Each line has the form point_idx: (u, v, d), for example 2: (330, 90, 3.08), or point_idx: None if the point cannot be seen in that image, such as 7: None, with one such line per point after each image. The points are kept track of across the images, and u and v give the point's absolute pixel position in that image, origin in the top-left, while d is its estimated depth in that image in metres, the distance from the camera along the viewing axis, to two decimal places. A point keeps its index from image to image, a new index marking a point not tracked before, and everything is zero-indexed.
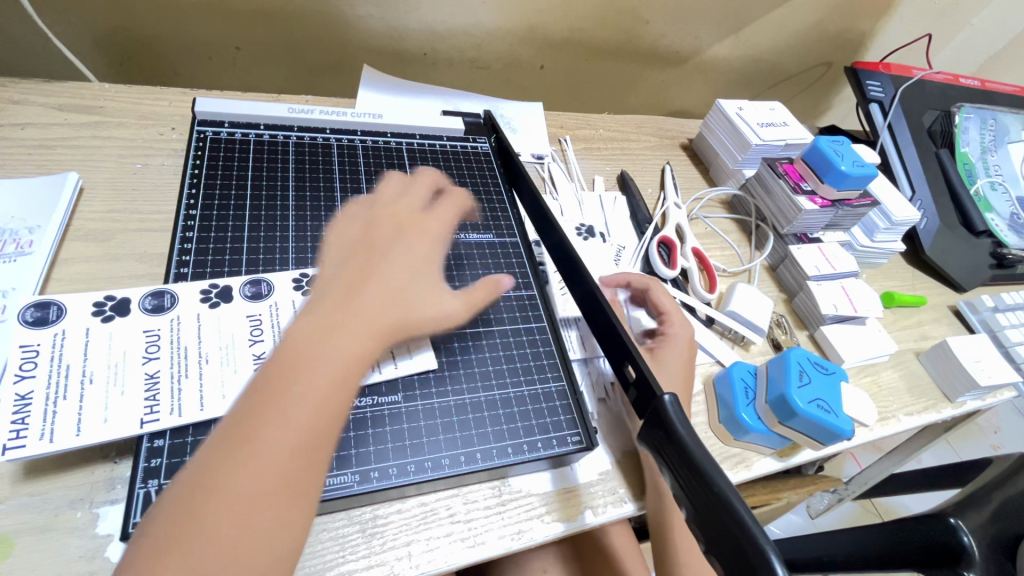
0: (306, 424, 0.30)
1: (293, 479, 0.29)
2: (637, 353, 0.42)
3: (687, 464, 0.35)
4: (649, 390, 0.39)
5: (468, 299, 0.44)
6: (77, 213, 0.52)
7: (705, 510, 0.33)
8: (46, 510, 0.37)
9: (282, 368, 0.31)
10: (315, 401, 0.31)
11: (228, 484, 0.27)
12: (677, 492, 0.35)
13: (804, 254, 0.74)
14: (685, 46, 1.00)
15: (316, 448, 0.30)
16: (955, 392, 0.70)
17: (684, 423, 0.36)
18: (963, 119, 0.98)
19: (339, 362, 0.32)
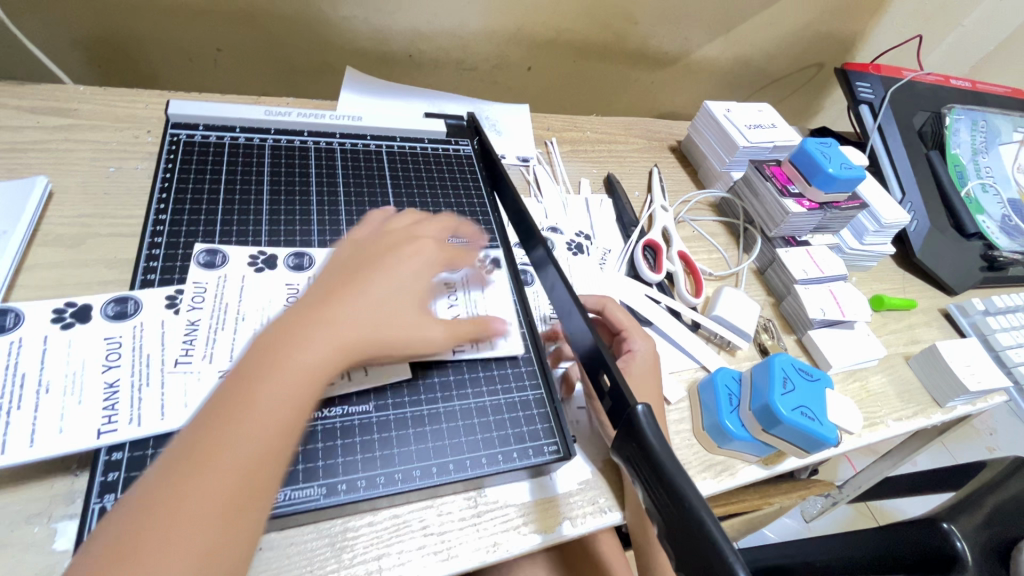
0: (261, 441, 0.32)
1: (246, 496, 0.31)
2: (612, 361, 0.40)
3: (659, 478, 0.33)
4: (624, 400, 0.38)
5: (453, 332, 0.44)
6: (46, 218, 0.51)
7: (673, 524, 0.32)
8: (0, 526, 0.36)
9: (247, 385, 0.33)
10: (272, 422, 0.33)
11: (182, 497, 0.29)
12: (649, 506, 0.34)
13: (791, 257, 0.73)
14: (674, 47, 0.99)
15: (267, 465, 0.32)
16: (945, 397, 0.69)
17: (657, 433, 0.35)
18: (954, 120, 0.97)
19: (300, 380, 0.34)
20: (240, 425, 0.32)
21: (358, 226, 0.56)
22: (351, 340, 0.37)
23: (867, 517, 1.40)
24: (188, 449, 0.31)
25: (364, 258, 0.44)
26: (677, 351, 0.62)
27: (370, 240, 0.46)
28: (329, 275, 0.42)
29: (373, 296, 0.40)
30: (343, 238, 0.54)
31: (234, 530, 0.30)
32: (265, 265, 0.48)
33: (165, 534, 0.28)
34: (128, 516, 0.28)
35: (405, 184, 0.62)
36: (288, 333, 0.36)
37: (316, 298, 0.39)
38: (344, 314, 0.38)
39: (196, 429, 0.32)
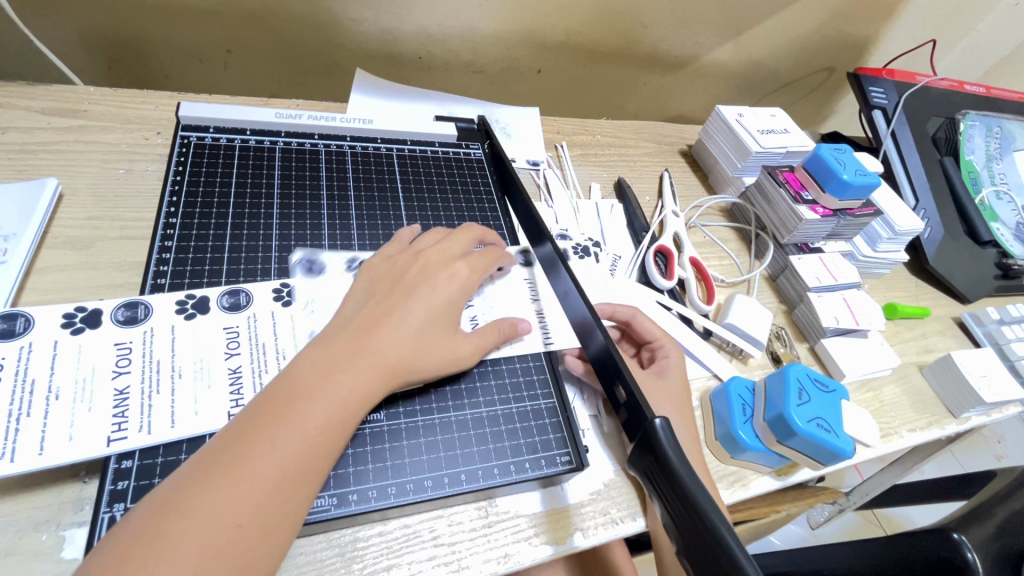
0: (283, 457, 0.32)
1: (274, 513, 0.31)
2: (627, 372, 0.40)
3: (677, 492, 0.33)
4: (638, 412, 0.38)
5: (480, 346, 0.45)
6: (56, 220, 0.51)
7: (692, 538, 0.31)
8: (8, 534, 0.35)
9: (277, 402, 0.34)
10: (297, 443, 0.33)
11: (197, 508, 0.29)
12: (669, 522, 0.33)
13: (804, 264, 0.72)
14: (685, 51, 0.98)
15: (300, 483, 0.32)
16: (959, 408, 0.68)
17: (674, 446, 0.34)
18: (968, 126, 0.96)
19: (338, 402, 0.35)
20: (274, 440, 0.32)
21: (368, 230, 0.55)
22: (389, 369, 0.38)
23: (874, 525, 1.39)
24: (217, 458, 0.31)
25: (402, 283, 0.44)
26: (690, 359, 0.62)
27: (404, 264, 0.46)
28: (366, 301, 0.43)
29: (409, 319, 0.41)
30: (354, 242, 0.53)
31: (259, 546, 0.30)
32: (291, 297, 0.47)
33: (183, 541, 0.28)
34: (141, 528, 0.28)
35: (416, 188, 0.61)
36: (330, 359, 0.37)
37: (358, 325, 0.40)
38: (385, 341, 0.39)
39: (225, 440, 0.32)
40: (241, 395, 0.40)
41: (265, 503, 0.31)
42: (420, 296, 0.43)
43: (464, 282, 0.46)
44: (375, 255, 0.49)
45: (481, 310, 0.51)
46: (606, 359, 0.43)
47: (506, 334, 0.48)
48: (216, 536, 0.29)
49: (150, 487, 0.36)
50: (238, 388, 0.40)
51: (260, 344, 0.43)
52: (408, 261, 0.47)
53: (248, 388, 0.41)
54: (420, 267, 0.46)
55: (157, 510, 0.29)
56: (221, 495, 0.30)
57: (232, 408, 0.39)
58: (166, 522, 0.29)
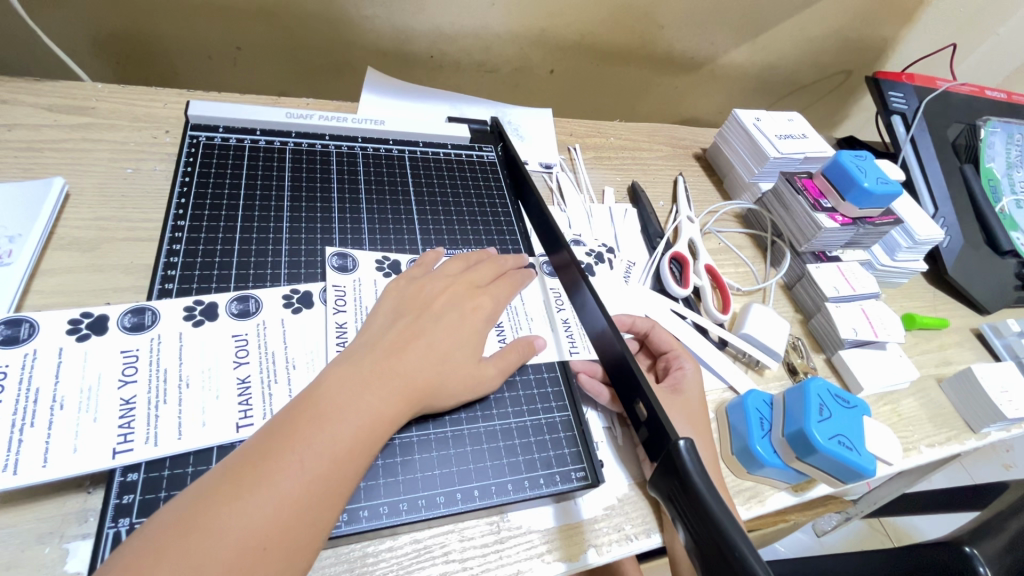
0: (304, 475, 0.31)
1: (298, 535, 0.30)
2: (649, 389, 0.39)
3: (700, 515, 0.31)
4: (662, 431, 0.37)
5: (504, 369, 0.45)
6: (62, 221, 0.50)
7: (714, 562, 0.29)
8: (11, 546, 0.34)
9: (303, 417, 0.34)
10: (320, 461, 0.32)
11: (217, 525, 0.28)
12: (692, 548, 0.32)
13: (822, 273, 0.70)
14: (700, 52, 0.97)
15: (325, 504, 0.32)
16: (979, 423, 0.66)
17: (699, 469, 0.33)
18: (989, 133, 0.94)
19: (366, 423, 0.35)
20: (302, 459, 0.32)
21: (380, 233, 0.54)
22: (416, 392, 0.39)
23: (881, 535, 1.37)
24: (240, 475, 0.30)
25: (426, 305, 0.45)
26: (705, 370, 0.60)
27: (433, 287, 0.47)
28: (391, 319, 0.43)
29: (436, 343, 0.42)
30: (365, 246, 0.52)
31: (283, 570, 0.29)
32: (301, 305, 0.45)
33: (206, 561, 0.27)
34: (162, 541, 0.28)
35: (429, 192, 0.60)
36: (359, 378, 0.37)
37: (388, 345, 0.40)
38: (414, 363, 0.39)
39: (247, 456, 0.31)
40: (249, 407, 0.39)
41: (290, 524, 0.30)
42: (447, 322, 0.44)
43: (487, 314, 0.47)
44: (398, 277, 0.48)
45: (509, 327, 0.51)
46: (626, 372, 0.42)
47: (524, 356, 0.48)
48: (241, 557, 0.28)
49: (156, 500, 0.35)
50: (246, 398, 0.39)
51: (270, 352, 0.42)
52: (435, 285, 0.47)
53: (257, 399, 0.40)
54: (446, 294, 0.46)
55: (175, 525, 0.28)
56: (241, 511, 0.29)
57: (240, 420, 0.38)
58: (188, 539, 0.28)
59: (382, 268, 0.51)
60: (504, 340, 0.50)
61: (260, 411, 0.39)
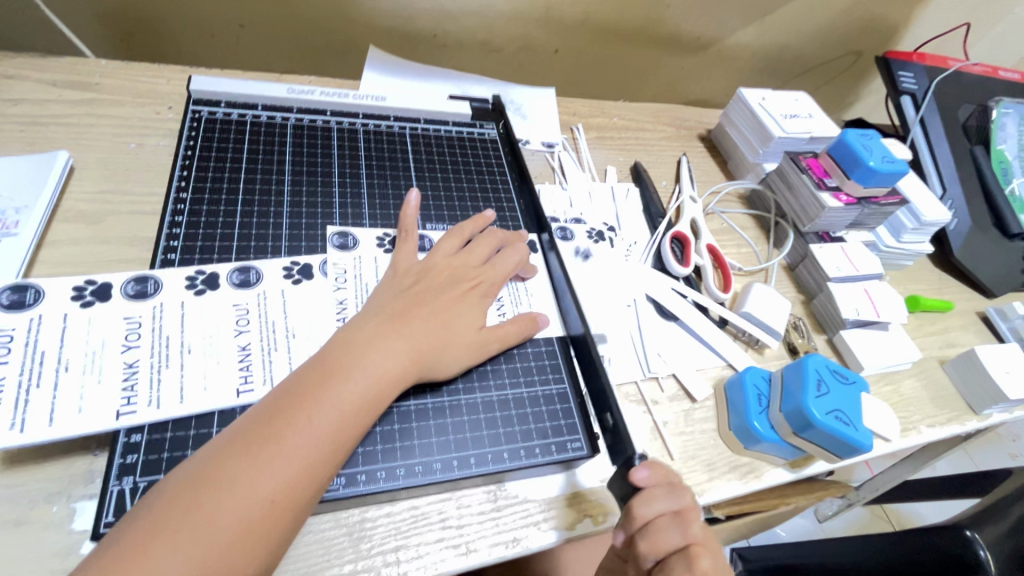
0: (313, 435, 0.32)
1: (305, 489, 0.31)
2: None
3: None
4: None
5: (503, 338, 0.46)
6: (67, 193, 0.50)
7: None
8: (21, 503, 0.35)
9: (310, 381, 0.34)
10: (328, 420, 0.33)
11: (227, 481, 0.29)
12: None
13: (825, 253, 0.70)
14: (707, 32, 0.95)
15: (331, 459, 0.33)
16: (980, 404, 0.66)
17: None
18: (1000, 114, 0.91)
19: (372, 384, 0.36)
20: (311, 417, 0.33)
21: (380, 208, 0.55)
22: (421, 356, 0.40)
23: (883, 520, 1.37)
24: (251, 434, 0.31)
25: (428, 279, 0.46)
26: (701, 346, 0.61)
27: (435, 265, 0.47)
28: (395, 291, 0.44)
29: (439, 314, 0.43)
30: (365, 223, 0.53)
31: (292, 523, 0.30)
32: (301, 276, 0.46)
33: (220, 513, 0.29)
34: (179, 493, 0.29)
35: (429, 169, 0.60)
36: (365, 341, 0.38)
37: (390, 313, 0.41)
38: (419, 330, 0.40)
39: (257, 416, 0.32)
40: (250, 372, 0.40)
41: (297, 481, 0.31)
42: (449, 294, 0.45)
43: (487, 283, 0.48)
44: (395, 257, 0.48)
45: (510, 304, 0.51)
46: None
47: (529, 329, 0.48)
48: (252, 509, 0.29)
49: (158, 461, 0.36)
50: (247, 364, 0.40)
51: (270, 321, 0.43)
52: (435, 257, 0.48)
53: (257, 365, 0.40)
54: (448, 269, 0.47)
55: (191, 483, 0.29)
56: (252, 469, 0.30)
57: (241, 385, 0.39)
58: (203, 492, 0.29)
59: (383, 246, 0.51)
60: (505, 315, 0.50)
61: (260, 376, 0.40)
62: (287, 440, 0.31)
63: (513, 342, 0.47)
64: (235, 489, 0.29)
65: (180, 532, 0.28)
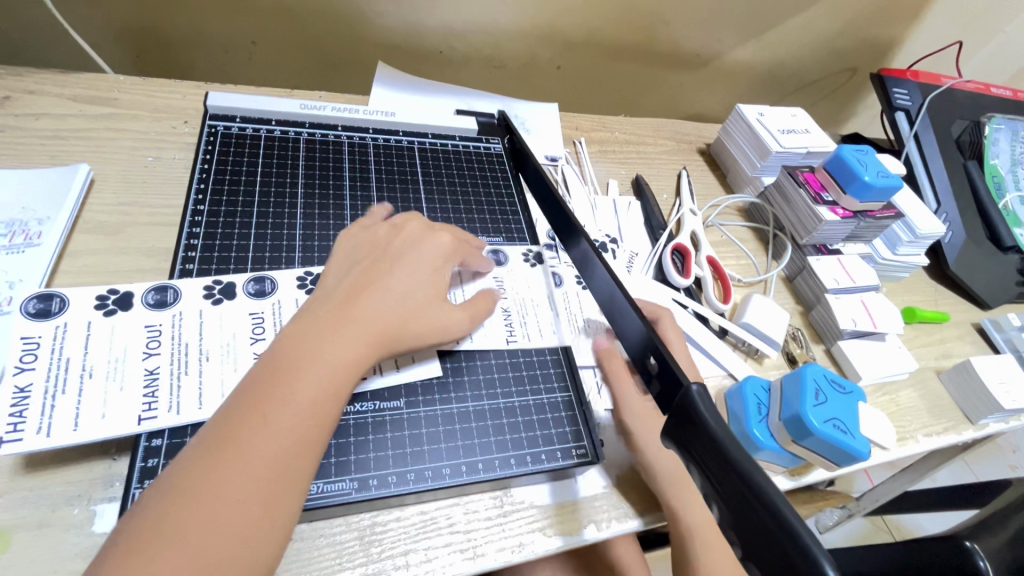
0: (278, 434, 0.32)
1: (276, 487, 0.31)
2: (664, 346, 0.38)
3: (720, 462, 0.31)
4: (675, 381, 0.36)
5: (473, 314, 0.47)
6: (87, 205, 0.52)
7: (738, 508, 0.30)
8: (44, 505, 0.36)
9: (269, 380, 0.34)
10: (291, 417, 0.33)
11: (202, 490, 0.30)
12: (707, 491, 0.32)
13: (823, 266, 0.72)
14: (706, 49, 0.98)
15: (298, 454, 0.33)
16: (977, 414, 0.67)
17: (716, 415, 0.33)
18: (994, 129, 0.94)
19: (325, 371, 0.36)
20: (273, 416, 0.33)
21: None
22: (375, 336, 0.39)
23: (884, 531, 1.37)
24: (217, 441, 0.32)
25: (380, 253, 0.45)
26: (703, 356, 0.62)
27: (387, 236, 0.47)
28: (347, 270, 0.43)
29: (395, 291, 0.42)
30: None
31: (273, 519, 0.31)
32: (314, 286, 0.47)
33: (197, 522, 0.29)
34: (154, 507, 0.29)
35: (436, 181, 0.62)
36: (315, 330, 0.38)
37: (342, 295, 0.40)
38: (371, 309, 0.40)
39: (221, 423, 0.33)
40: None
41: (270, 479, 0.31)
42: (406, 269, 0.45)
43: (442, 258, 0.48)
44: (356, 228, 0.48)
45: (476, 287, 0.53)
46: (633, 329, 0.42)
47: (491, 305, 0.49)
48: (230, 513, 0.30)
49: None
50: None
51: None
52: (389, 234, 0.47)
53: None
54: (400, 246, 0.47)
55: (166, 497, 0.30)
56: (223, 476, 0.30)
57: None
58: (179, 503, 0.29)
59: None
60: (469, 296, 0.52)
61: None
62: (254, 442, 0.32)
63: (481, 319, 0.48)
64: (212, 496, 0.30)
65: (162, 541, 0.28)
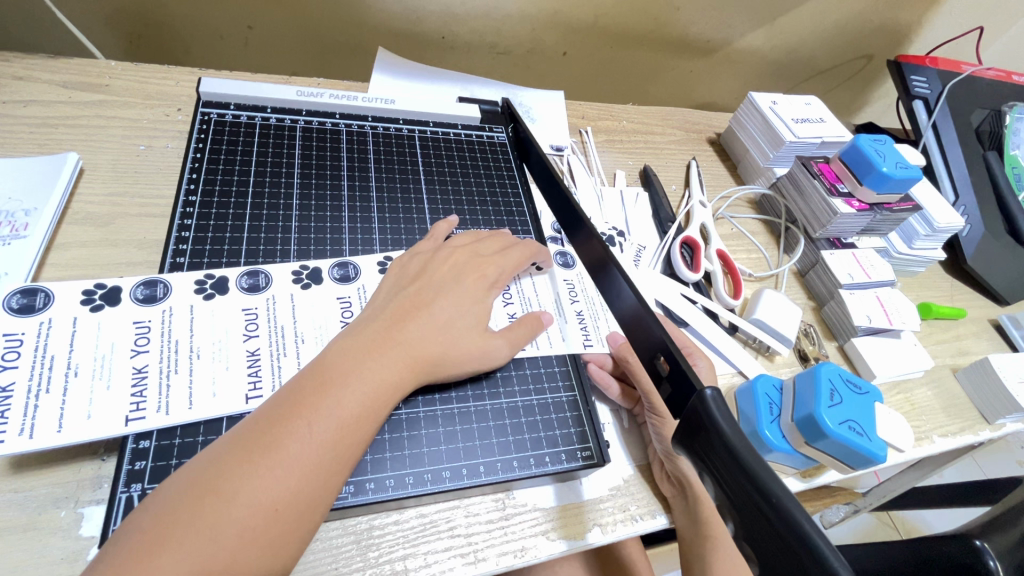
0: (315, 444, 0.31)
1: (310, 497, 0.30)
2: (672, 345, 0.37)
3: (731, 466, 0.29)
4: (687, 385, 0.35)
5: (512, 341, 0.45)
6: (76, 195, 0.50)
7: (751, 517, 0.28)
8: (29, 508, 0.35)
9: (311, 388, 0.33)
10: (331, 428, 0.32)
11: (226, 492, 0.29)
12: (721, 501, 0.30)
13: (836, 260, 0.69)
14: (717, 35, 0.95)
15: (335, 469, 0.32)
16: (994, 414, 0.65)
17: (728, 418, 0.31)
18: (1015, 119, 0.90)
19: (372, 391, 0.35)
20: (311, 425, 0.32)
21: (390, 232, 0.53)
22: (418, 361, 0.38)
23: (889, 527, 1.35)
24: (251, 440, 0.31)
25: (430, 274, 0.45)
26: (713, 354, 0.60)
27: (437, 256, 0.47)
28: (395, 291, 0.43)
29: (441, 315, 0.42)
30: (375, 249, 0.51)
31: (297, 531, 0.30)
32: (310, 280, 0.46)
33: (221, 523, 0.28)
34: (175, 502, 0.28)
35: (438, 171, 0.60)
36: (363, 346, 0.37)
37: (391, 315, 0.40)
38: (418, 333, 0.39)
39: (256, 424, 0.32)
40: (258, 379, 0.39)
41: (299, 488, 0.30)
42: (453, 289, 0.44)
43: (490, 281, 0.47)
44: (407, 252, 0.48)
45: (520, 305, 0.51)
46: (647, 334, 0.40)
47: (534, 330, 0.47)
48: (255, 518, 0.28)
49: (166, 468, 0.35)
50: (255, 370, 0.40)
51: (279, 326, 0.42)
52: (439, 254, 0.47)
53: (266, 371, 0.40)
54: (449, 265, 0.46)
55: (190, 492, 0.28)
56: (254, 479, 0.29)
57: (250, 391, 0.39)
58: (202, 502, 0.28)
59: (384, 269, 0.49)
60: (513, 316, 0.50)
61: (269, 382, 0.40)
62: (289, 448, 0.31)
63: (522, 346, 0.46)
64: (237, 497, 0.29)
65: (180, 541, 0.27)
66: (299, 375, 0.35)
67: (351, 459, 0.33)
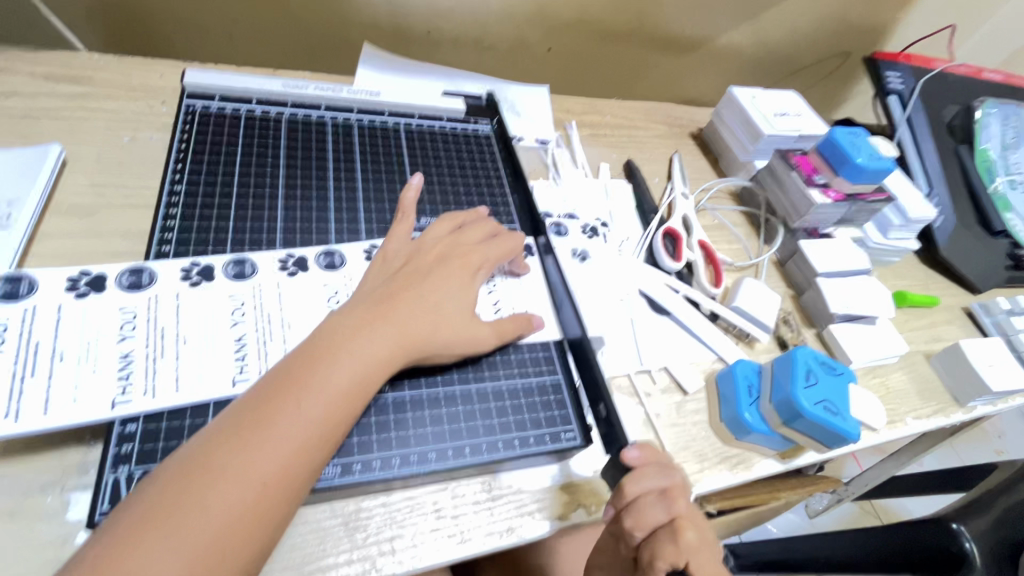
0: (303, 421, 0.32)
1: (299, 473, 0.31)
2: None
3: None
4: None
5: (501, 331, 0.46)
6: (60, 186, 0.50)
7: None
8: (17, 492, 0.35)
9: (300, 366, 0.34)
10: (318, 405, 0.33)
11: (216, 470, 0.29)
12: None
13: (814, 249, 0.71)
14: (698, 32, 0.96)
15: (323, 446, 0.32)
16: (965, 397, 0.67)
17: None
18: (985, 114, 0.91)
19: (360, 368, 0.36)
20: (300, 402, 0.32)
21: (376, 220, 0.53)
22: (405, 342, 0.39)
23: (872, 515, 1.38)
24: (240, 418, 0.31)
25: (417, 261, 0.45)
26: (694, 341, 0.61)
27: (423, 244, 0.47)
28: (383, 276, 0.44)
29: (427, 298, 0.42)
30: (360, 237, 0.51)
31: (285, 505, 0.30)
32: (297, 268, 0.46)
33: (212, 498, 0.29)
34: (169, 479, 0.29)
35: (423, 163, 0.61)
36: (350, 325, 0.37)
37: (378, 297, 0.40)
38: (405, 315, 0.40)
39: (248, 402, 0.32)
40: (245, 363, 0.40)
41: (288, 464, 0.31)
42: (439, 274, 0.45)
43: (476, 267, 0.47)
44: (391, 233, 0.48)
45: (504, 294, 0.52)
46: None
47: (523, 328, 0.48)
48: (245, 493, 0.29)
49: (154, 450, 0.36)
50: (242, 356, 0.40)
51: (266, 314, 0.43)
52: (426, 241, 0.48)
53: (252, 356, 0.40)
54: (435, 252, 0.47)
55: (182, 470, 0.29)
56: (243, 456, 0.30)
57: (237, 375, 0.39)
58: (194, 479, 0.29)
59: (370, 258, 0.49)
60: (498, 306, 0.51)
61: (255, 367, 0.40)
62: (277, 425, 0.31)
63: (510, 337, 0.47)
64: (227, 472, 0.29)
65: (173, 516, 0.28)
66: (289, 354, 0.35)
67: (339, 435, 0.34)
